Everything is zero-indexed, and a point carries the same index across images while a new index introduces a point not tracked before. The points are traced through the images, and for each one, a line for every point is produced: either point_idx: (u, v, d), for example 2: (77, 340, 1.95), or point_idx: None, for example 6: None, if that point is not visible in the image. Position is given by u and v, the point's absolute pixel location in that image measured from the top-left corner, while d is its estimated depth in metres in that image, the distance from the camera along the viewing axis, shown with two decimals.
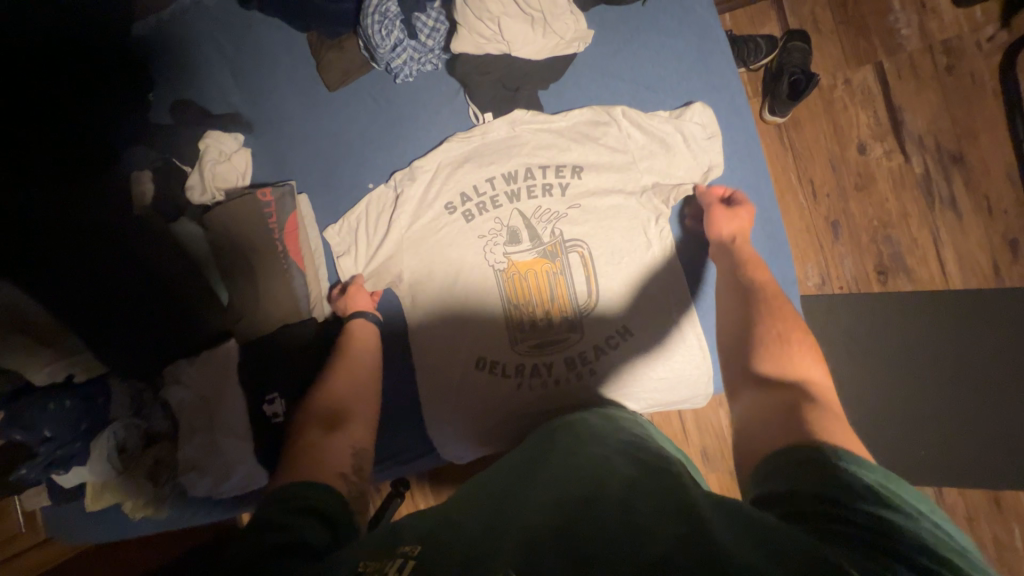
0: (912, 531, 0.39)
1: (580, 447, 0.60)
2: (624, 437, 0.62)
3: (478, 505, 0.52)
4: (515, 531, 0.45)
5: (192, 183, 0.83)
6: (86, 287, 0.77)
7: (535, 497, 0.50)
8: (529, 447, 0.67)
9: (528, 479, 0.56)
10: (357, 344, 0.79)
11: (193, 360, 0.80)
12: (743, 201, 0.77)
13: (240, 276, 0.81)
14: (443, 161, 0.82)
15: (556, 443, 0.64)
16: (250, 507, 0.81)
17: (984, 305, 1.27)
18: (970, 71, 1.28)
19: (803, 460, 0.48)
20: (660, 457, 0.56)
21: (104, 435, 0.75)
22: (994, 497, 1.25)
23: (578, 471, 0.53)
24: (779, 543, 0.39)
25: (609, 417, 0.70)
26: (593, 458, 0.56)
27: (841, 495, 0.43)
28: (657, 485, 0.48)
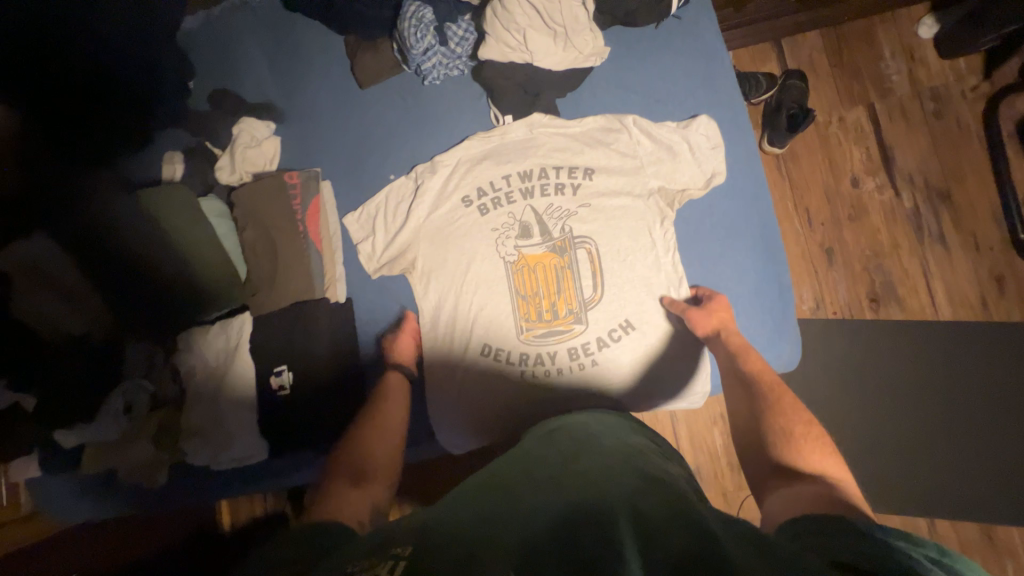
0: None
1: (575, 447, 0.63)
2: (616, 440, 0.66)
3: (478, 503, 0.53)
4: (517, 531, 0.47)
5: (222, 164, 0.89)
6: (102, 248, 0.78)
7: (536, 495, 0.53)
8: (523, 444, 0.70)
9: (526, 475, 0.58)
10: (391, 396, 0.81)
11: (209, 328, 0.83)
12: (710, 296, 0.80)
13: (261, 252, 0.85)
14: (464, 157, 0.87)
15: (550, 441, 0.67)
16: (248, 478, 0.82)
17: (971, 338, 1.31)
18: (955, 117, 1.37)
19: (831, 523, 0.48)
20: (660, 472, 0.58)
21: (115, 393, 0.77)
22: (985, 532, 1.24)
23: (577, 472, 0.56)
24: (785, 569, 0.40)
25: (603, 422, 0.72)
26: (590, 459, 0.59)
27: (870, 552, 0.42)
28: (654, 491, 0.51)
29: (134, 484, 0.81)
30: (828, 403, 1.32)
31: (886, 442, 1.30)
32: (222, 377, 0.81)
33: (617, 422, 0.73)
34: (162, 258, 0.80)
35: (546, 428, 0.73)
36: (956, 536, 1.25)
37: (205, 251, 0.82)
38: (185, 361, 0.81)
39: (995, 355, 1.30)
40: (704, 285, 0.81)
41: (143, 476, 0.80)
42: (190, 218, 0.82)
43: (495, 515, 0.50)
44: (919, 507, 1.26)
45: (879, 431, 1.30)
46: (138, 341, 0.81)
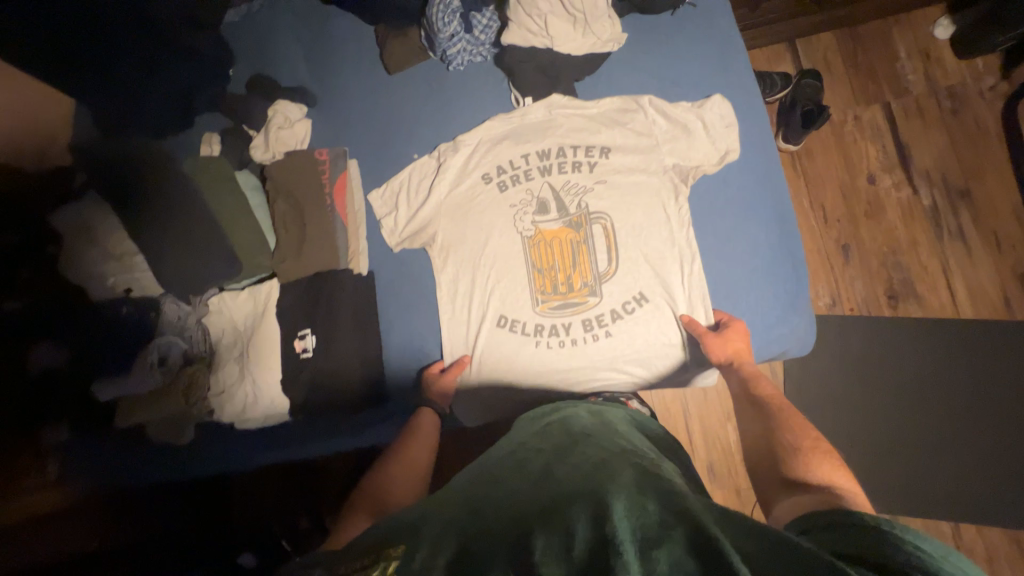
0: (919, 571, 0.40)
1: (569, 442, 0.64)
2: (610, 435, 0.67)
3: (473, 504, 0.54)
4: (512, 533, 0.47)
5: (257, 144, 0.94)
6: (143, 211, 0.80)
7: (533, 494, 0.53)
8: (519, 440, 0.71)
9: (521, 475, 0.59)
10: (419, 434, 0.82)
11: (237, 295, 0.87)
12: (730, 324, 0.80)
13: (290, 223, 0.89)
14: (485, 137, 0.90)
15: (545, 437, 0.68)
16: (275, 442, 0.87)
17: (994, 336, 1.28)
18: (973, 115, 1.37)
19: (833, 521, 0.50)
20: (654, 464, 0.59)
21: (152, 346, 0.82)
22: (1010, 537, 1.20)
23: (571, 470, 0.56)
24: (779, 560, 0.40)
25: (597, 414, 0.74)
26: (583, 455, 0.60)
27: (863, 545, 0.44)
28: (647, 484, 0.51)
29: (167, 437, 0.85)
30: (843, 398, 1.31)
31: (906, 441, 1.27)
32: (250, 339, 0.85)
33: (613, 419, 0.74)
34: (195, 217, 0.82)
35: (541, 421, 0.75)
36: (981, 541, 1.21)
37: (240, 218, 0.86)
38: (216, 322, 0.85)
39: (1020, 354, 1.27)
40: (722, 310, 0.81)
41: (177, 429, 0.84)
42: (227, 185, 0.87)
43: (493, 517, 0.51)
44: (940, 509, 1.23)
45: (898, 430, 1.28)
46: (173, 298, 0.85)
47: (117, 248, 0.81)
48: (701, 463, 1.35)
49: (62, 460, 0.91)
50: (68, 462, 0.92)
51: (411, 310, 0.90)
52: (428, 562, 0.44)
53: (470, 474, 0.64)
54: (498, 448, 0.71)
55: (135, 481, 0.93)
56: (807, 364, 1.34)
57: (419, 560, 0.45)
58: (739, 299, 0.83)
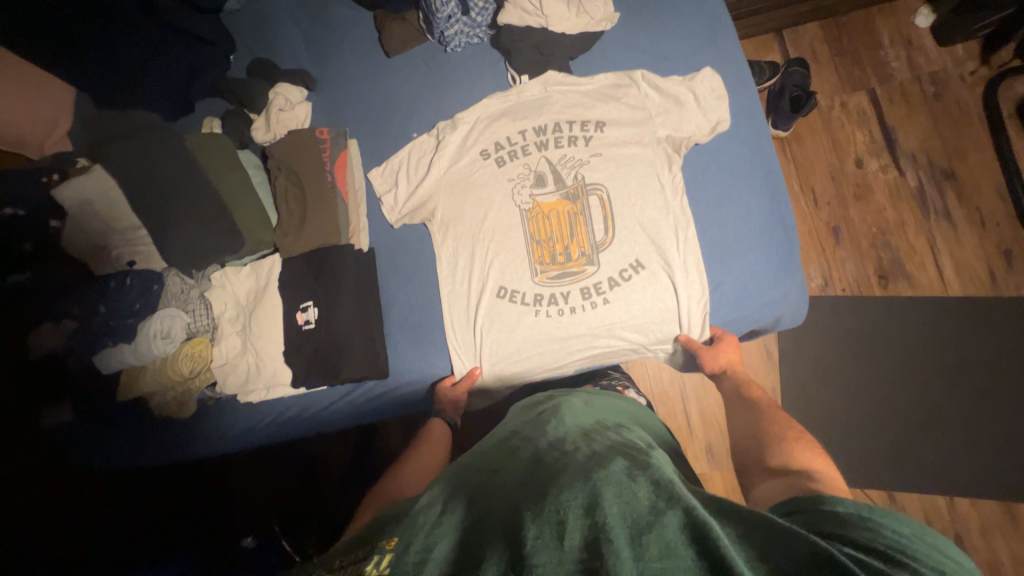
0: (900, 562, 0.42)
1: (561, 431, 0.65)
2: (601, 426, 0.68)
3: (468, 496, 0.55)
4: (504, 522, 0.49)
5: (258, 126, 0.96)
6: (142, 185, 0.81)
7: (525, 481, 0.55)
8: (512, 430, 0.73)
9: (513, 464, 0.61)
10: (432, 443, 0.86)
11: (239, 271, 0.89)
12: (722, 338, 0.86)
13: (292, 199, 0.91)
14: (482, 115, 0.93)
15: (537, 426, 0.69)
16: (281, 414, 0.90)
17: (981, 312, 1.31)
18: (956, 99, 1.41)
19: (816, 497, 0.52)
20: (642, 449, 0.60)
21: (154, 319, 0.82)
22: (1006, 510, 1.21)
23: (562, 456, 0.58)
24: (768, 548, 0.42)
25: (591, 402, 0.78)
26: (575, 443, 0.61)
27: (851, 530, 0.46)
28: (637, 467, 0.52)
29: (168, 412, 0.87)
30: (837, 376, 1.33)
31: (898, 418, 1.29)
32: (252, 311, 0.87)
33: (604, 409, 0.77)
34: (198, 191, 0.83)
35: (535, 411, 0.77)
36: (977, 515, 1.21)
37: (243, 195, 0.88)
38: (217, 297, 0.87)
39: (1007, 329, 1.30)
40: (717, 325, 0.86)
41: (180, 402, 0.86)
42: (229, 163, 0.88)
43: (487, 508, 0.53)
44: (935, 484, 1.24)
45: (890, 407, 1.30)
46: (175, 272, 0.86)
47: (116, 217, 0.81)
48: (699, 445, 1.35)
49: (62, 441, 0.91)
50: (69, 443, 0.91)
51: (412, 283, 0.91)
52: (424, 552, 0.47)
53: (463, 462, 0.65)
54: (492, 438, 0.72)
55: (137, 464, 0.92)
56: (801, 344, 1.36)
57: (413, 552, 0.47)
58: (733, 266, 0.85)
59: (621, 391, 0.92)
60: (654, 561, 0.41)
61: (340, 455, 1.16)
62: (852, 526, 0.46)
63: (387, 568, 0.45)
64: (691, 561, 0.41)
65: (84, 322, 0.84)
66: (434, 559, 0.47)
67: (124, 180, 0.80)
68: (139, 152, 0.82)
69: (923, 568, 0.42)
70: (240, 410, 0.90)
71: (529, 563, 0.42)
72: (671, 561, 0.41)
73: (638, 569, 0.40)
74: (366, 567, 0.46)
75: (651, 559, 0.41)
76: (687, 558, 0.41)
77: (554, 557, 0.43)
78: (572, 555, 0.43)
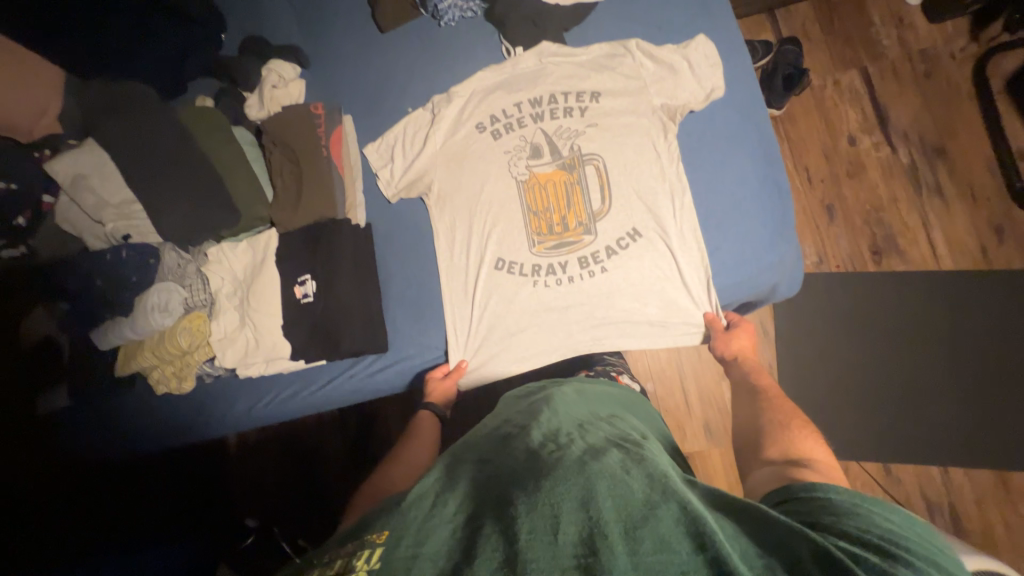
0: (894, 555, 0.43)
1: (553, 419, 0.64)
2: (594, 416, 0.68)
3: (460, 484, 0.54)
4: (497, 513, 0.48)
5: (251, 104, 0.95)
6: (137, 158, 0.80)
7: (516, 470, 0.54)
8: (504, 419, 0.72)
9: (505, 453, 0.59)
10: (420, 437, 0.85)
11: (235, 247, 0.89)
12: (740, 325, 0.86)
13: (288, 174, 0.90)
14: (477, 88, 0.92)
15: (529, 414, 0.68)
16: (280, 390, 0.89)
17: (973, 285, 1.33)
18: (946, 76, 1.42)
19: (811, 488, 0.52)
20: (636, 440, 0.60)
21: (151, 292, 0.82)
22: (998, 479, 1.22)
23: (556, 447, 0.56)
24: (756, 545, 0.43)
25: (584, 390, 0.78)
26: (568, 433, 0.60)
27: (846, 523, 0.46)
28: (632, 460, 0.53)
29: (165, 387, 0.87)
30: (833, 351, 1.34)
31: (893, 391, 1.31)
32: (250, 285, 0.87)
33: (597, 398, 0.77)
34: (191, 166, 0.82)
35: (529, 399, 0.78)
36: (970, 484, 1.23)
37: (237, 172, 0.87)
38: (214, 272, 0.87)
39: (998, 302, 1.31)
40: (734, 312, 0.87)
41: (177, 378, 0.86)
42: (221, 138, 0.87)
43: (478, 497, 0.51)
44: (929, 456, 1.26)
45: (885, 382, 1.31)
46: (172, 248, 0.86)
47: (107, 191, 0.80)
48: (697, 423, 1.36)
49: (58, 426, 0.91)
50: (68, 432, 0.91)
51: (409, 256, 0.91)
52: (414, 547, 0.46)
53: (453, 452, 0.64)
54: (484, 426, 0.72)
55: (136, 450, 0.92)
56: (797, 320, 1.37)
57: (404, 546, 0.46)
58: (728, 230, 0.86)
59: (616, 378, 0.93)
60: (649, 555, 0.41)
61: (337, 444, 1.16)
62: (847, 519, 0.46)
63: (378, 563, 0.44)
64: (686, 554, 0.41)
65: (82, 296, 0.84)
66: (426, 552, 0.45)
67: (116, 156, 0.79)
68: (130, 128, 0.80)
69: (917, 559, 0.43)
70: (241, 389, 0.90)
71: (522, 558, 0.42)
72: (666, 554, 0.41)
73: (633, 563, 0.41)
74: (357, 563, 0.45)
75: (645, 552, 0.42)
76: (682, 552, 0.41)
77: (549, 551, 0.42)
78: (567, 549, 0.43)
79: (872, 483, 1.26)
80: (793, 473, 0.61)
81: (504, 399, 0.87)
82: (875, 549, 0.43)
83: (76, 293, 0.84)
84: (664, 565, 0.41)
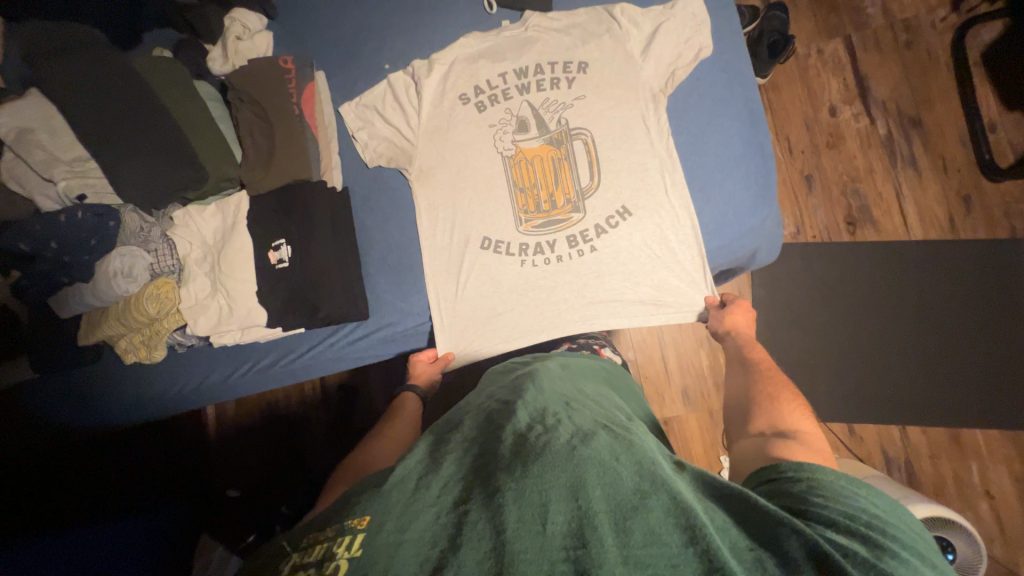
0: (878, 544, 0.45)
1: (540, 396, 0.64)
2: (580, 395, 0.68)
3: (444, 463, 0.54)
4: (484, 496, 0.48)
5: (214, 57, 0.88)
6: (96, 115, 0.74)
7: (502, 450, 0.54)
8: (489, 395, 0.72)
9: (491, 432, 0.59)
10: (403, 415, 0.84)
11: (203, 210, 0.84)
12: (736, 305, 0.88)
13: (258, 134, 0.85)
14: (459, 55, 0.88)
15: (514, 391, 0.68)
16: (261, 358, 0.88)
17: (939, 254, 1.38)
18: (926, 47, 1.42)
19: (800, 469, 0.53)
20: (621, 423, 0.61)
21: (113, 256, 0.78)
22: (951, 436, 1.30)
23: (543, 429, 0.56)
24: (738, 533, 0.46)
25: (568, 366, 0.79)
26: (556, 413, 0.59)
27: (835, 510, 0.48)
28: (621, 446, 0.53)
29: (133, 357, 0.84)
30: (806, 321, 1.39)
31: (860, 357, 1.37)
32: (221, 250, 0.82)
33: (581, 373, 0.78)
34: (152, 120, 0.77)
35: (513, 375, 0.78)
36: (926, 441, 1.31)
37: (202, 133, 0.81)
38: (182, 236, 0.82)
39: (962, 270, 1.37)
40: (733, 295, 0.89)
41: (147, 348, 0.83)
42: (185, 92, 0.81)
43: (463, 479, 0.52)
44: (891, 416, 1.33)
45: (852, 348, 1.37)
46: (133, 209, 0.81)
47: (59, 146, 0.74)
48: (676, 389, 1.40)
49: (21, 401, 0.87)
50: (39, 404, 0.88)
51: (389, 221, 0.88)
52: (397, 533, 0.46)
53: (437, 429, 0.64)
54: (470, 403, 0.72)
55: (104, 423, 0.90)
56: (774, 289, 1.40)
57: (387, 531, 0.46)
58: (712, 195, 0.86)
59: (598, 350, 0.94)
60: (638, 548, 0.43)
61: (320, 417, 1.15)
62: (836, 505, 0.48)
63: (359, 549, 0.44)
64: (677, 547, 0.43)
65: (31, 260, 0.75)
66: (410, 538, 0.46)
67: (64, 96, 0.73)
68: (81, 76, 0.74)
69: (896, 545, 0.45)
70: (213, 358, 0.88)
71: (512, 549, 0.43)
72: (656, 546, 0.43)
73: (623, 556, 0.43)
74: (337, 550, 0.45)
75: (635, 545, 0.43)
76: (672, 545, 0.43)
77: (538, 543, 0.44)
78: (557, 541, 0.44)
79: (837, 441, 1.33)
80: (774, 446, 0.61)
81: (489, 373, 0.87)
82: (858, 536, 0.45)
83: (26, 257, 0.75)
84: (654, 558, 0.43)
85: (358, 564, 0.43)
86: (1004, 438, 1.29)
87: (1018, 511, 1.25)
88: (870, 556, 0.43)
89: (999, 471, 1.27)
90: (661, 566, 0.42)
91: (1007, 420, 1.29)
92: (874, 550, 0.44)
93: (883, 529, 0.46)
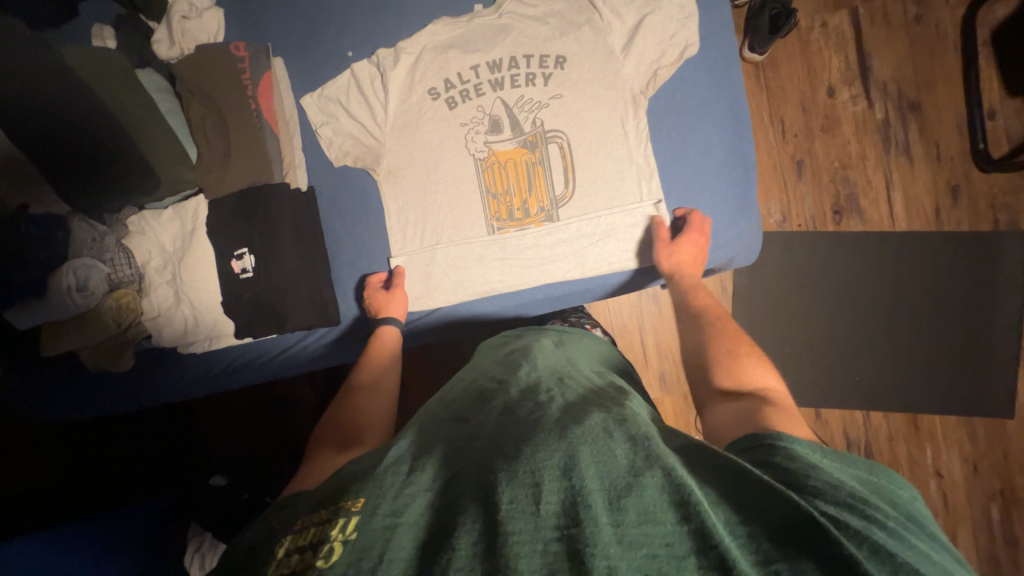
0: (868, 517, 0.42)
1: (533, 374, 0.65)
2: (573, 369, 0.69)
3: (438, 444, 0.54)
4: (478, 480, 0.47)
5: (159, 38, 0.80)
6: (34, 124, 0.67)
7: (496, 430, 0.54)
8: (482, 372, 0.73)
9: (485, 413, 0.59)
10: (385, 358, 0.79)
11: (161, 216, 0.81)
12: (687, 232, 0.80)
13: (213, 135, 0.81)
14: (429, 45, 0.82)
15: (509, 368, 0.69)
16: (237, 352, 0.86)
17: (921, 244, 1.37)
18: (935, 23, 1.34)
19: (768, 440, 0.51)
20: (612, 396, 0.60)
21: (67, 269, 0.73)
22: (910, 422, 1.36)
23: (535, 408, 0.56)
24: (733, 508, 0.42)
25: (562, 343, 0.80)
26: (549, 391, 0.60)
27: (823, 484, 0.44)
28: (614, 421, 0.51)
29: (98, 365, 0.82)
30: (783, 308, 1.40)
31: (834, 343, 1.39)
32: (181, 259, 0.80)
33: (573, 350, 0.79)
34: (99, 122, 0.71)
35: (507, 351, 0.79)
36: (886, 425, 1.37)
37: (155, 137, 0.77)
38: (139, 245, 0.79)
39: (942, 261, 1.37)
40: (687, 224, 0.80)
41: (112, 356, 0.82)
42: (135, 91, 0.76)
43: (457, 463, 0.51)
44: (856, 401, 1.38)
45: (828, 334, 1.39)
46: (82, 217, 0.76)
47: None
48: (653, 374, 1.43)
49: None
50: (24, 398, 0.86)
51: (357, 225, 0.85)
52: (393, 516, 0.44)
53: (432, 411, 0.64)
54: (463, 382, 0.72)
55: (92, 413, 0.89)
56: (756, 277, 1.41)
57: (383, 514, 0.44)
58: (690, 204, 0.83)
59: (590, 329, 1.00)
60: (634, 527, 0.40)
61: (309, 395, 1.17)
62: (820, 473, 0.46)
63: (354, 532, 0.42)
64: (672, 525, 0.40)
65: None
66: (405, 522, 0.44)
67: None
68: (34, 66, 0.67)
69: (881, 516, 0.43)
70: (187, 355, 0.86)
71: (504, 531, 0.40)
72: (652, 526, 0.40)
73: (618, 535, 0.39)
74: (331, 532, 0.43)
75: (630, 524, 0.40)
76: (667, 523, 0.40)
77: (531, 523, 0.41)
78: (550, 520, 0.41)
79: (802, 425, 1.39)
80: None
81: (482, 347, 0.90)
82: (850, 508, 0.42)
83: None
84: (651, 537, 0.39)
85: (354, 549, 0.41)
86: (960, 424, 1.35)
87: (962, 490, 1.34)
88: (861, 529, 0.40)
89: (950, 454, 1.35)
90: (656, 546, 0.39)
91: (966, 408, 1.35)
92: (864, 522, 0.42)
93: (866, 499, 0.44)
